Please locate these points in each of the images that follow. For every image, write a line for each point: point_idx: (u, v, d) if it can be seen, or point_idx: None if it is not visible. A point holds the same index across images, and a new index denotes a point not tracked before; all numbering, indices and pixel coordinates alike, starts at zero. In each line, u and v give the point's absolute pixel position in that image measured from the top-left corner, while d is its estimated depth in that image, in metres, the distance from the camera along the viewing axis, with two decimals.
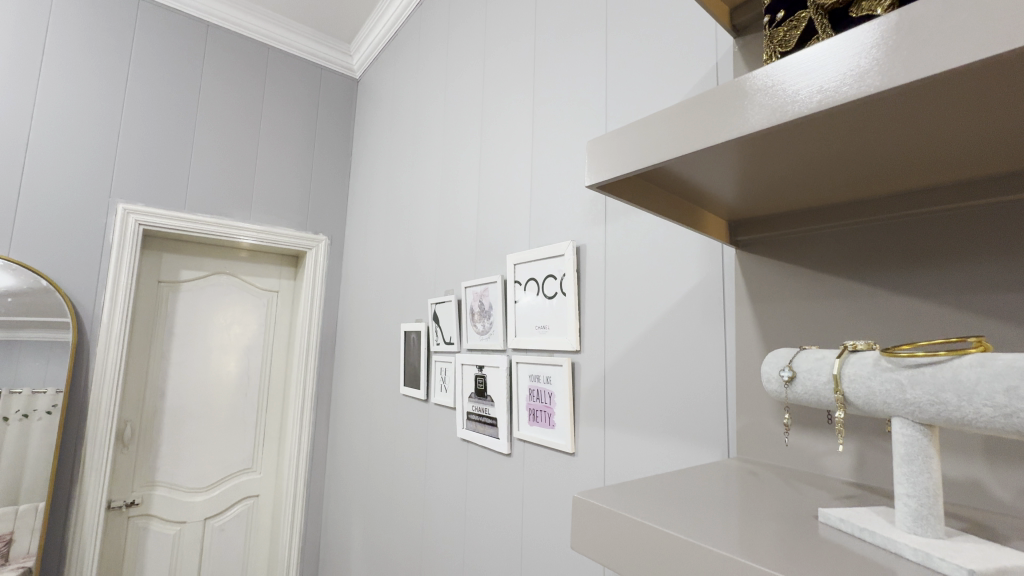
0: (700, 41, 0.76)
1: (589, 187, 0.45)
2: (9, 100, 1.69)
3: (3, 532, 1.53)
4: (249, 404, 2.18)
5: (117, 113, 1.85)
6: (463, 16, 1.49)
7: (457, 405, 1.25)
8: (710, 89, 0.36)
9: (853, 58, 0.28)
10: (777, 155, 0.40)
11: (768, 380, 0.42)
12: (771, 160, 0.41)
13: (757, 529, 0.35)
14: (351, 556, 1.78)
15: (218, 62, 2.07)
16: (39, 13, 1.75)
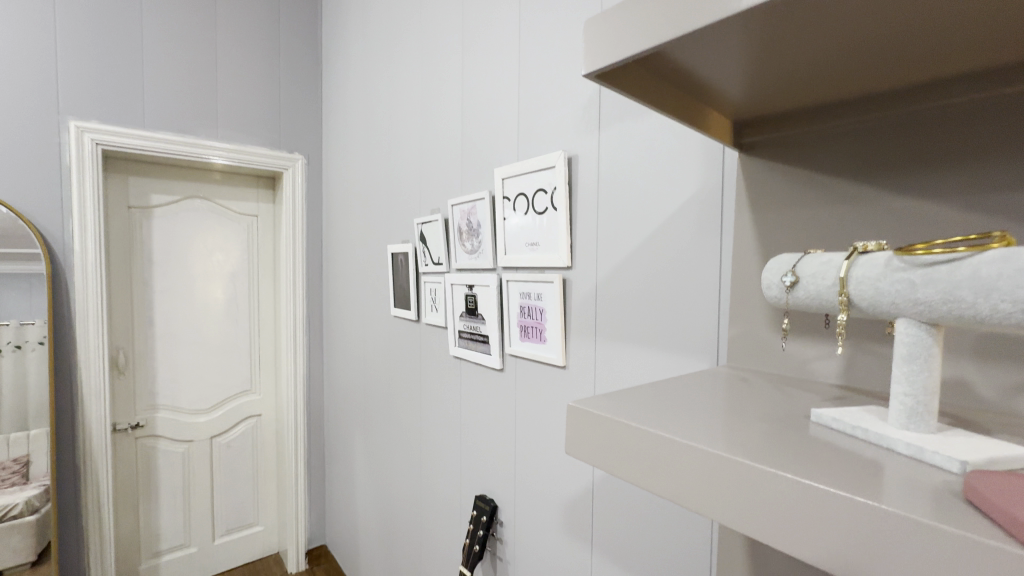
0: None
1: (586, 77, 0.40)
2: None
3: (20, 455, 1.61)
4: (242, 330, 2.19)
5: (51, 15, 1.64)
6: None
7: (448, 324, 1.25)
8: None
9: None
10: (796, 38, 0.35)
11: (769, 287, 0.41)
12: (787, 46, 0.36)
13: (752, 430, 0.35)
14: (355, 466, 1.89)
15: None
16: None
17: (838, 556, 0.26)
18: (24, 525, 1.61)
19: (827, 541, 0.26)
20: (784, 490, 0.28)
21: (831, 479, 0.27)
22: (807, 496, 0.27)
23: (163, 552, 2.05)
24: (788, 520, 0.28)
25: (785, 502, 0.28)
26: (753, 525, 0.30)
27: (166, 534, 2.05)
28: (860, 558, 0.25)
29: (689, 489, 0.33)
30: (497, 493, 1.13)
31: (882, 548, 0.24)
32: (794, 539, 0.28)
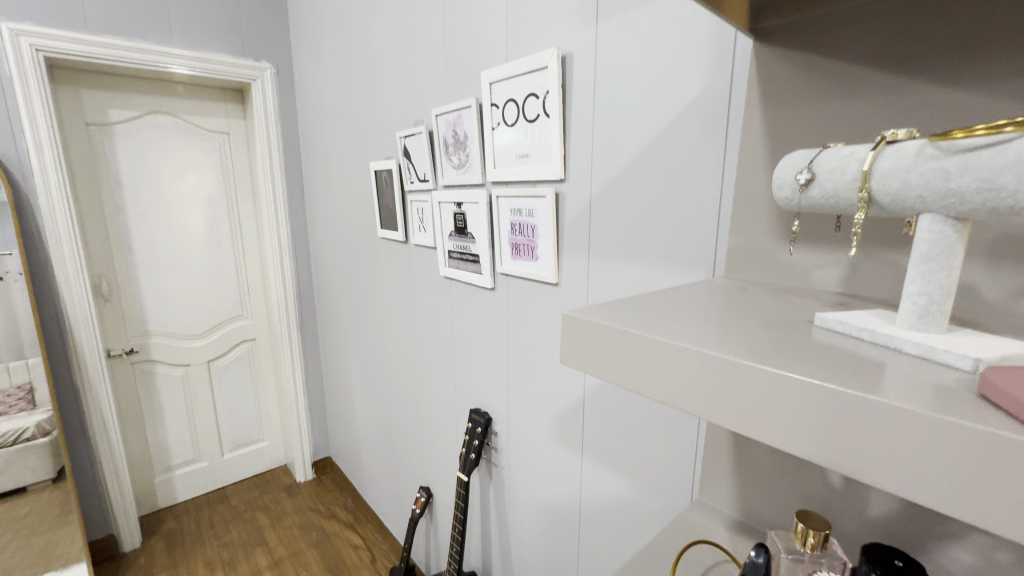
0: None
1: None
2: None
3: (22, 382, 1.62)
4: (226, 255, 2.14)
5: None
6: None
7: (437, 244, 1.22)
8: None
9: None
10: None
11: (781, 188, 0.38)
12: None
13: (752, 336, 0.34)
14: (352, 385, 1.94)
15: None
16: None
17: (841, 455, 0.25)
18: (41, 447, 1.68)
19: (831, 440, 0.26)
20: (785, 389, 0.27)
21: (842, 380, 0.26)
22: (817, 397, 0.26)
23: (175, 466, 2.16)
24: (793, 421, 0.27)
25: (793, 403, 0.27)
26: (754, 426, 0.29)
27: (176, 450, 2.15)
28: (865, 456, 0.24)
29: (689, 395, 0.32)
30: (491, 407, 1.17)
31: (889, 446, 0.23)
32: (797, 439, 0.27)
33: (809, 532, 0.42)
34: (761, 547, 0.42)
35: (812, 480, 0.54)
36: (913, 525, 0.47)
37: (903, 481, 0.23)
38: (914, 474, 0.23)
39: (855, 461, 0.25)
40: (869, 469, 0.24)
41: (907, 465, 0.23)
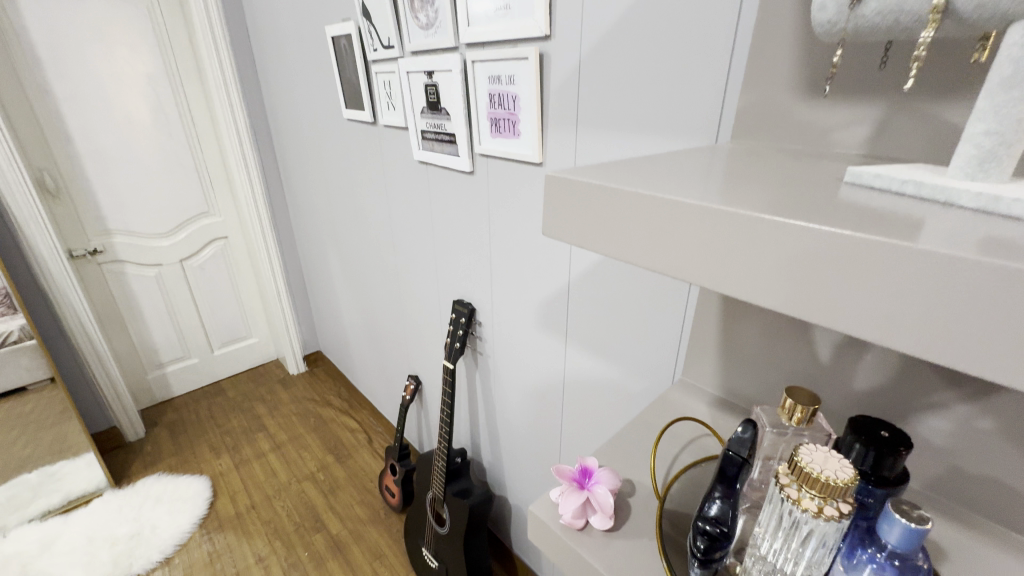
0: None
1: None
2: None
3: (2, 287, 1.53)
4: (180, 146, 1.95)
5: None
6: None
7: (409, 124, 1.10)
8: None
9: None
10: None
11: (823, 8, 0.29)
12: None
13: (765, 195, 0.29)
14: (334, 280, 1.91)
15: None
16: None
17: (869, 320, 0.21)
18: (31, 349, 1.63)
19: (860, 304, 0.21)
20: (803, 244, 0.22)
21: (885, 234, 0.21)
22: (853, 253, 0.21)
23: (167, 363, 2.19)
24: (816, 285, 0.22)
25: (821, 263, 0.22)
26: (764, 293, 0.25)
27: (164, 348, 2.16)
28: (901, 320, 0.20)
29: (689, 261, 0.27)
30: (474, 297, 1.15)
31: (934, 307, 0.19)
32: (816, 304, 0.23)
33: (797, 407, 0.41)
34: (747, 423, 0.41)
35: (799, 357, 0.53)
36: (896, 396, 0.46)
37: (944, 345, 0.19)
38: (955, 336, 0.19)
39: (887, 326, 0.21)
40: (898, 334, 0.20)
41: (950, 328, 0.19)
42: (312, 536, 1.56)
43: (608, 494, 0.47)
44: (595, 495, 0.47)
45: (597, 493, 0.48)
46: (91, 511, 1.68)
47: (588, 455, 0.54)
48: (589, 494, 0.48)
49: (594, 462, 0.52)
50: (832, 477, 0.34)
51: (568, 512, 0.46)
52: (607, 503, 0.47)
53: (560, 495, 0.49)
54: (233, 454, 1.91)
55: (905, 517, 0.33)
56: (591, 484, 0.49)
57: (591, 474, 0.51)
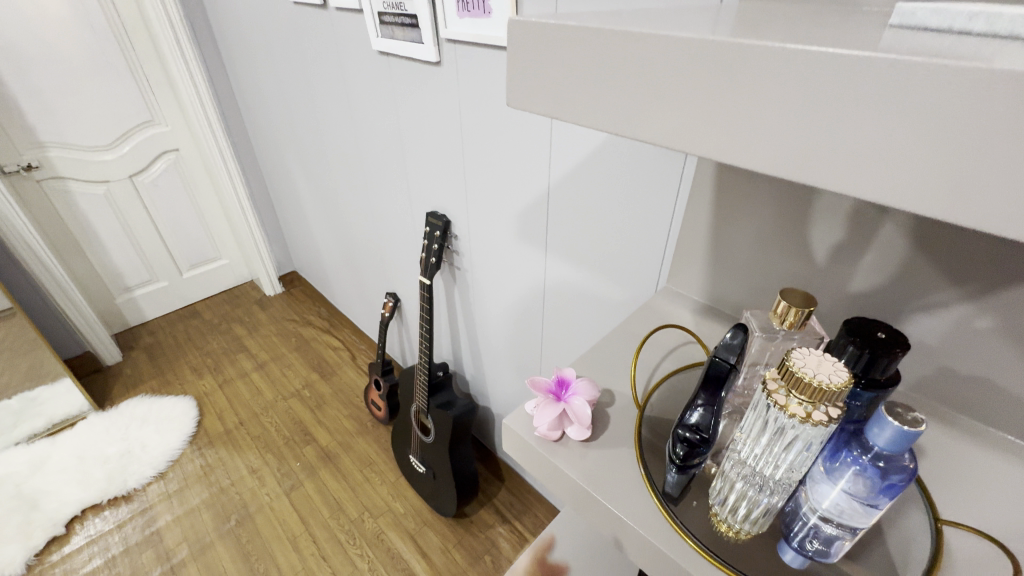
0: None
1: None
2: None
3: None
4: (106, 41, 1.69)
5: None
6: None
7: (364, 5, 0.94)
8: None
9: None
10: None
11: None
12: None
13: (786, 34, 0.22)
14: (300, 195, 1.79)
15: None
16: None
17: (927, 184, 0.16)
18: None
19: (898, 158, 0.16)
20: (825, 78, 0.17)
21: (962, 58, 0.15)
22: (894, 84, 0.15)
23: (134, 287, 2.11)
24: (837, 135, 0.17)
25: (852, 103, 0.16)
26: (765, 155, 0.19)
27: (128, 271, 2.06)
28: (936, 175, 0.15)
29: (692, 121, 0.21)
30: (448, 209, 1.08)
31: (982, 152, 0.14)
32: (853, 168, 0.17)
33: (791, 310, 0.37)
34: (738, 329, 0.39)
35: (793, 260, 0.49)
36: (893, 297, 0.44)
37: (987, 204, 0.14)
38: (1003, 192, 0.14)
39: (950, 191, 0.15)
40: (928, 194, 0.16)
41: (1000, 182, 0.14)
42: (302, 449, 1.61)
43: (586, 407, 0.45)
44: (573, 407, 0.45)
45: (575, 405, 0.46)
46: (77, 433, 1.69)
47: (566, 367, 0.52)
48: (566, 406, 0.46)
49: (572, 373, 0.50)
50: (825, 382, 0.32)
51: (544, 423, 0.45)
52: (584, 415, 0.45)
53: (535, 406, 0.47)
54: (215, 375, 1.91)
55: (897, 420, 0.31)
56: (568, 396, 0.47)
57: (569, 386, 0.48)
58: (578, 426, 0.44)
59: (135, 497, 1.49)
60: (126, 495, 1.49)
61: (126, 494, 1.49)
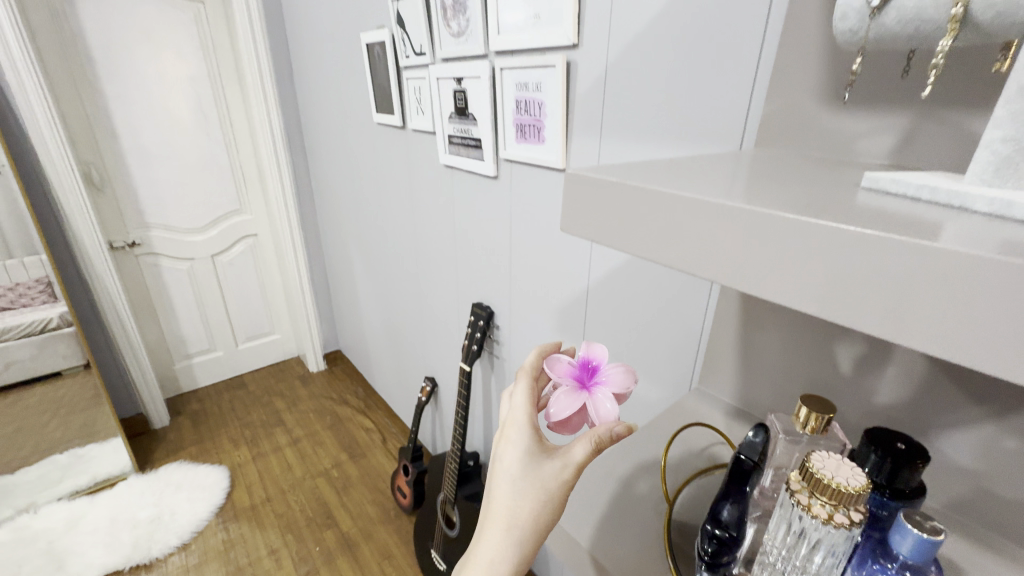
0: None
1: None
2: None
3: (38, 277, 1.64)
4: (217, 145, 2.03)
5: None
6: None
7: (436, 129, 1.12)
8: None
9: None
10: None
11: (844, 17, 0.31)
12: None
13: (776, 194, 0.30)
14: (357, 280, 1.96)
15: None
16: None
17: (897, 316, 0.21)
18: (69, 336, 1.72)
19: (862, 296, 0.22)
20: (809, 239, 0.23)
21: (904, 233, 0.21)
22: (857, 249, 0.22)
23: (193, 354, 2.26)
24: (821, 275, 0.23)
25: (824, 256, 0.23)
26: (766, 288, 0.25)
27: (191, 340, 2.23)
28: (897, 312, 0.21)
29: (706, 257, 0.27)
30: (493, 301, 1.16)
31: (929, 299, 0.20)
32: (836, 303, 0.23)
33: (812, 415, 0.40)
34: (759, 428, 0.42)
35: (821, 368, 0.52)
36: (920, 412, 0.46)
37: (946, 337, 0.20)
38: (951, 331, 0.19)
39: (912, 322, 0.20)
40: (900, 328, 0.21)
41: (950, 321, 0.19)
42: (322, 532, 1.58)
43: (612, 404, 0.45)
44: (598, 402, 0.45)
45: (599, 401, 0.45)
46: (115, 494, 1.74)
47: (595, 342, 0.50)
48: (589, 401, 0.46)
49: (599, 356, 0.49)
50: (844, 484, 0.34)
51: (559, 417, 0.45)
52: (606, 414, 0.45)
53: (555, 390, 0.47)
54: (251, 446, 1.96)
55: (917, 528, 0.32)
56: (595, 386, 0.47)
57: (597, 373, 0.48)
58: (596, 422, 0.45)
59: (155, 567, 1.48)
60: (147, 565, 1.48)
61: (147, 563, 1.49)
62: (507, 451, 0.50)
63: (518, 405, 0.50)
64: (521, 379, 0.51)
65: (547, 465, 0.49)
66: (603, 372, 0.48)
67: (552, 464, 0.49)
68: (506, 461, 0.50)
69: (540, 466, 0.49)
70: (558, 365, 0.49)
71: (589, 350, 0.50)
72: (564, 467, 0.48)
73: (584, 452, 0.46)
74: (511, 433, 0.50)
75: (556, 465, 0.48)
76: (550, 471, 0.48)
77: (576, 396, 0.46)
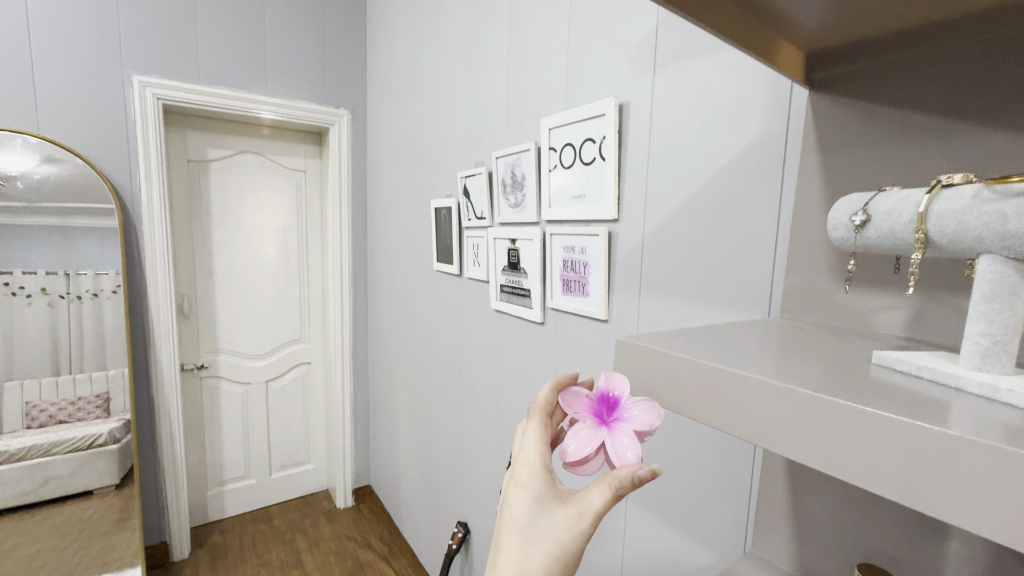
0: None
1: (698, 21, 0.39)
2: None
3: (100, 391, 1.78)
4: (293, 281, 2.29)
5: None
6: None
7: (490, 278, 1.27)
8: None
9: None
10: None
11: (836, 228, 0.39)
12: None
13: (799, 365, 0.35)
14: (398, 412, 2.00)
15: None
16: None
17: (910, 486, 0.25)
18: (109, 453, 1.81)
19: (875, 464, 0.26)
20: (823, 409, 0.28)
21: (889, 407, 0.26)
22: (862, 422, 0.26)
23: (227, 481, 2.26)
24: (838, 443, 0.27)
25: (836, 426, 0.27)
26: (797, 450, 0.30)
27: (229, 465, 2.25)
28: (908, 481, 0.25)
29: (743, 420, 0.33)
30: None
31: (931, 469, 0.24)
32: (856, 469, 0.27)
33: None
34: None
35: (880, 537, 0.51)
36: None
37: (953, 505, 0.23)
38: (955, 500, 0.23)
39: (923, 492, 0.24)
40: (915, 496, 0.24)
41: (953, 490, 0.23)
42: None
43: (634, 449, 0.37)
44: (619, 446, 0.37)
45: (622, 439, 0.38)
46: None
47: (616, 371, 0.43)
48: (608, 440, 0.38)
49: (619, 386, 0.42)
50: None
51: (576, 457, 0.37)
52: (627, 456, 0.37)
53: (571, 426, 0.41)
54: None
55: None
56: (615, 422, 0.39)
57: (617, 407, 0.41)
58: (618, 466, 0.37)
59: None
60: None
61: None
62: (516, 496, 0.43)
63: (529, 444, 0.43)
64: (532, 414, 0.45)
65: (559, 514, 0.42)
66: (625, 407, 0.40)
67: (566, 512, 0.41)
68: (515, 508, 0.43)
69: (551, 515, 0.42)
70: (575, 400, 0.43)
71: (609, 381, 0.42)
72: (579, 517, 0.40)
73: (600, 501, 0.39)
74: (522, 474, 0.43)
75: (571, 513, 0.41)
76: (562, 521, 0.41)
77: (596, 432, 0.39)
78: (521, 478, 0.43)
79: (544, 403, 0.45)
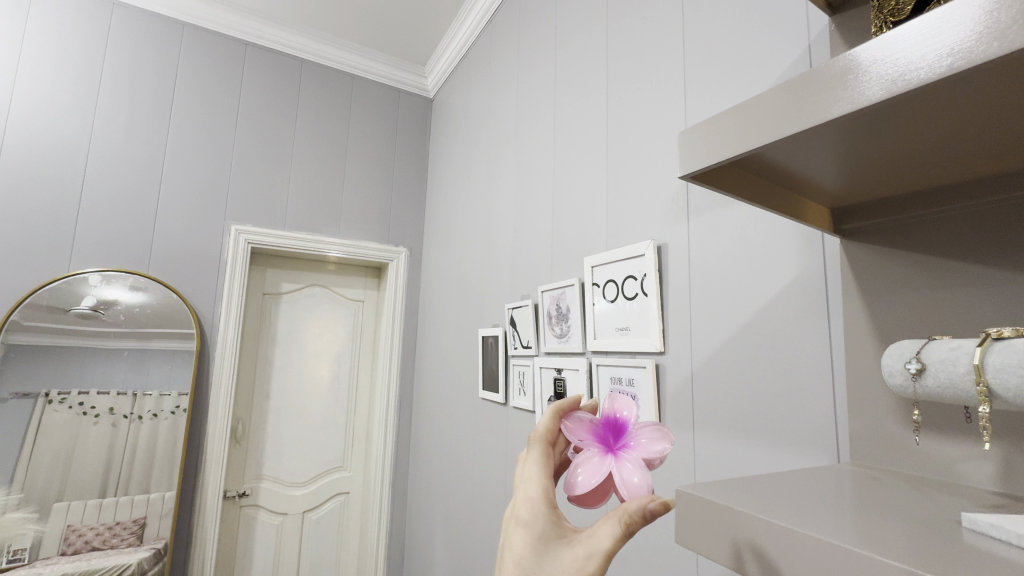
0: (779, 39, 0.73)
1: (723, 190, 0.44)
2: (148, 154, 1.95)
3: (138, 516, 1.78)
4: (341, 406, 2.34)
5: (229, 129, 2.10)
6: (534, 40, 1.52)
7: (536, 408, 1.26)
8: (797, 77, 0.34)
9: (955, 34, 0.26)
10: (901, 146, 0.38)
11: (892, 374, 0.39)
12: (889, 153, 0.40)
13: (878, 526, 0.33)
14: (435, 555, 1.85)
15: (313, 104, 2.27)
16: (168, 77, 2.01)
17: None
18: None
19: None
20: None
21: None
22: None
23: None
24: None
25: None
26: None
27: None
28: None
29: None
30: None
31: None
32: None
33: None
34: None
35: None
36: None
37: None
38: None
39: None
40: None
41: None
42: None
43: (641, 476, 0.37)
44: (625, 473, 0.38)
45: (630, 467, 0.38)
46: None
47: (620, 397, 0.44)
48: (616, 468, 0.39)
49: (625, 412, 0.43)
50: None
51: (585, 487, 0.38)
52: (635, 483, 0.37)
53: (579, 455, 0.41)
54: None
55: None
56: (623, 450, 0.40)
57: (625, 433, 0.42)
58: (627, 496, 0.37)
59: None
60: None
61: None
62: (516, 536, 0.38)
63: (531, 477, 0.39)
64: (533, 445, 0.41)
65: (564, 556, 0.36)
66: (632, 435, 0.41)
67: (572, 553, 0.36)
68: (515, 551, 0.38)
69: (556, 558, 0.37)
70: (578, 425, 0.42)
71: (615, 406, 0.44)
72: (586, 558, 0.35)
73: (610, 536, 0.35)
74: (521, 511, 0.38)
75: (578, 554, 0.36)
76: (567, 563, 0.36)
77: (603, 461, 0.40)
78: (521, 515, 0.38)
79: (545, 432, 0.42)
